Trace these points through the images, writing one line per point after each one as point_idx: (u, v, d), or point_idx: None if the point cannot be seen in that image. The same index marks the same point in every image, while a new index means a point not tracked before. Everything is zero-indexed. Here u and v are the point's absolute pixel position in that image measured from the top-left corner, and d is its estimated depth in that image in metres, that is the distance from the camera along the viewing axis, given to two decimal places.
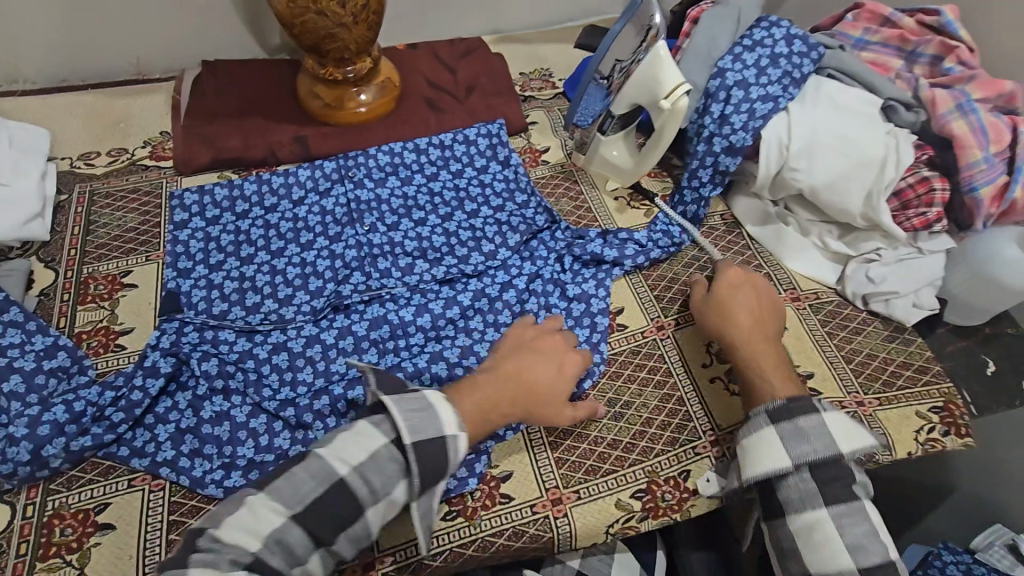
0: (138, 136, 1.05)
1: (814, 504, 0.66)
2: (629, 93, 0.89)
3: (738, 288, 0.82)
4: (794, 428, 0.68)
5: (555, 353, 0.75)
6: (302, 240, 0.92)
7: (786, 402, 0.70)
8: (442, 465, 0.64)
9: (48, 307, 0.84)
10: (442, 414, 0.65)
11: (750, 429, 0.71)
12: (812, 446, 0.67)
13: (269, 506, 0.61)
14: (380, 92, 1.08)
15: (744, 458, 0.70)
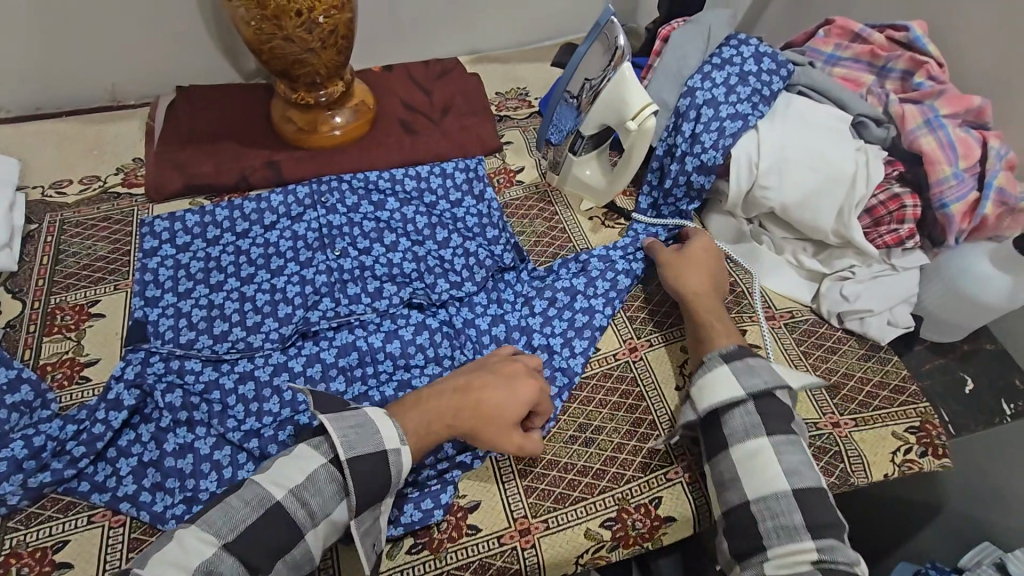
0: (111, 163, 1.05)
1: (756, 433, 0.69)
2: (598, 114, 0.89)
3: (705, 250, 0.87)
4: (746, 365, 0.73)
5: (510, 369, 0.73)
6: (272, 266, 0.92)
7: (737, 348, 0.75)
8: (381, 481, 0.64)
9: (13, 339, 0.83)
10: (382, 429, 0.66)
11: (704, 370, 0.74)
12: (762, 378, 0.71)
13: (195, 536, 0.58)
14: (354, 115, 1.08)
15: (699, 394, 0.73)
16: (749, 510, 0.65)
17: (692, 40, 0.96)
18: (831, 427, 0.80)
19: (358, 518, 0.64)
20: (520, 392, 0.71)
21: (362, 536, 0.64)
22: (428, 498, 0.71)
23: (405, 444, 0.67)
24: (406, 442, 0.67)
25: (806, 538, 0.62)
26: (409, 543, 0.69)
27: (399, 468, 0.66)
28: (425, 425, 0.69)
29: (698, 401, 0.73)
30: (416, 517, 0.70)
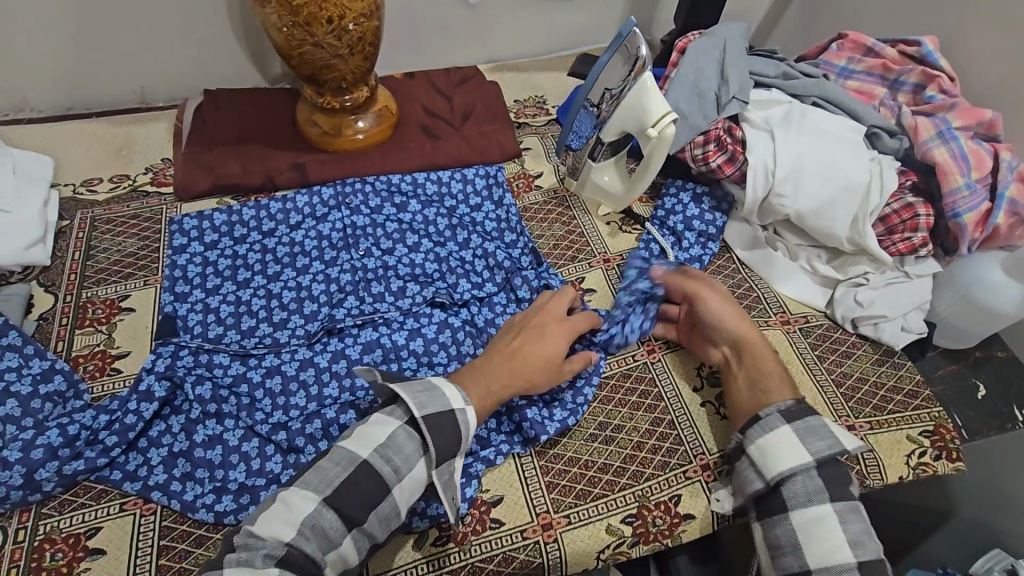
0: (140, 163, 1.08)
1: (819, 500, 0.66)
2: (618, 122, 0.91)
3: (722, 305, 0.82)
4: (807, 426, 0.70)
5: (557, 322, 0.80)
6: (298, 265, 0.94)
7: (795, 403, 0.73)
8: (456, 434, 0.67)
9: (46, 330, 0.85)
10: (445, 389, 0.68)
11: (760, 430, 0.71)
12: (827, 442, 0.69)
13: (301, 495, 0.61)
14: (377, 120, 1.11)
15: (760, 456, 0.70)
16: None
17: (708, 50, 1.00)
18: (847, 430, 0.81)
19: (440, 468, 0.66)
20: (558, 340, 0.78)
21: (444, 488, 0.66)
22: None
23: (469, 405, 0.69)
24: (470, 403, 0.69)
25: None
26: (434, 535, 0.70)
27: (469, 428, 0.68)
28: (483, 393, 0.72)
29: (760, 465, 0.70)
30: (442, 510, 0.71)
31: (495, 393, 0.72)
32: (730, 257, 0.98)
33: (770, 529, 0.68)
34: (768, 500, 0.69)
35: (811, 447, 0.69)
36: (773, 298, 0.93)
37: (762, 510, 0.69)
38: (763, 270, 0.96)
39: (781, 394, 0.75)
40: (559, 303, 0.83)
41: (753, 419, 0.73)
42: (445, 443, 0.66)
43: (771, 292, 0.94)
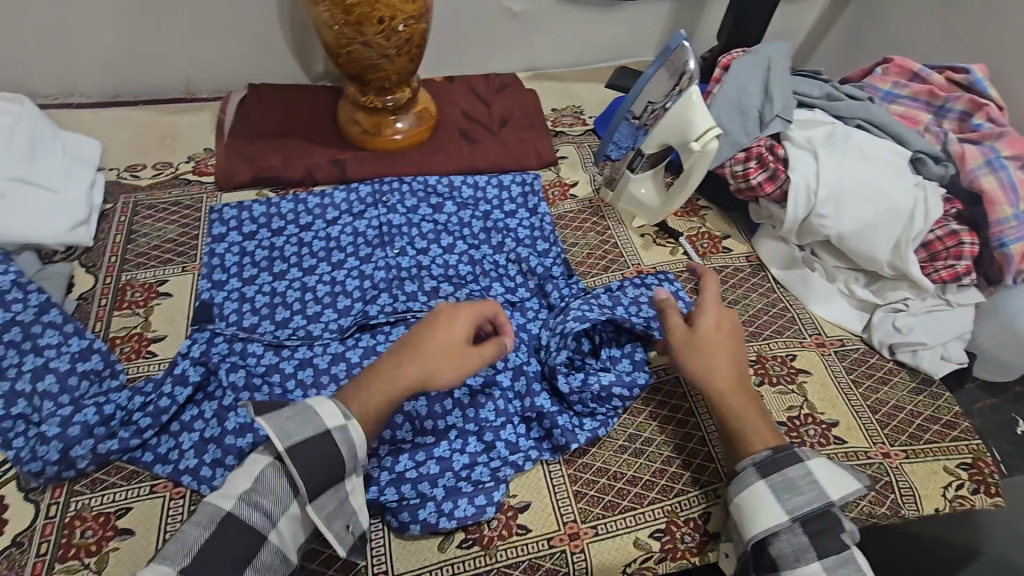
0: (184, 152, 1.09)
1: (807, 560, 0.63)
2: (661, 135, 0.91)
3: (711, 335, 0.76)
4: (783, 479, 0.66)
5: (448, 316, 0.71)
6: (333, 259, 0.94)
7: (771, 452, 0.68)
8: (337, 458, 0.63)
9: (86, 310, 0.86)
10: (322, 412, 0.64)
11: (739, 485, 0.68)
12: (806, 497, 0.65)
13: (156, 569, 0.56)
14: (417, 121, 1.12)
15: (739, 515, 0.67)
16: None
17: (753, 68, 1.00)
18: (882, 457, 0.80)
19: (317, 504, 0.62)
20: (457, 329, 0.70)
21: (332, 521, 0.63)
22: (481, 494, 0.72)
23: (351, 418, 0.64)
24: (352, 416, 0.65)
25: None
26: (460, 537, 0.70)
27: (353, 446, 0.64)
28: (373, 402, 0.66)
29: (741, 524, 0.67)
30: (469, 512, 0.70)
31: (387, 398, 0.66)
32: (765, 275, 0.98)
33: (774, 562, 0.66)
34: (757, 560, 0.66)
35: (789, 504, 0.65)
36: (809, 319, 0.92)
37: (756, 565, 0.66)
38: (798, 291, 0.95)
39: (760, 440, 0.70)
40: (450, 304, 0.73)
41: (732, 473, 0.70)
42: (313, 474, 0.62)
43: (807, 314, 0.93)
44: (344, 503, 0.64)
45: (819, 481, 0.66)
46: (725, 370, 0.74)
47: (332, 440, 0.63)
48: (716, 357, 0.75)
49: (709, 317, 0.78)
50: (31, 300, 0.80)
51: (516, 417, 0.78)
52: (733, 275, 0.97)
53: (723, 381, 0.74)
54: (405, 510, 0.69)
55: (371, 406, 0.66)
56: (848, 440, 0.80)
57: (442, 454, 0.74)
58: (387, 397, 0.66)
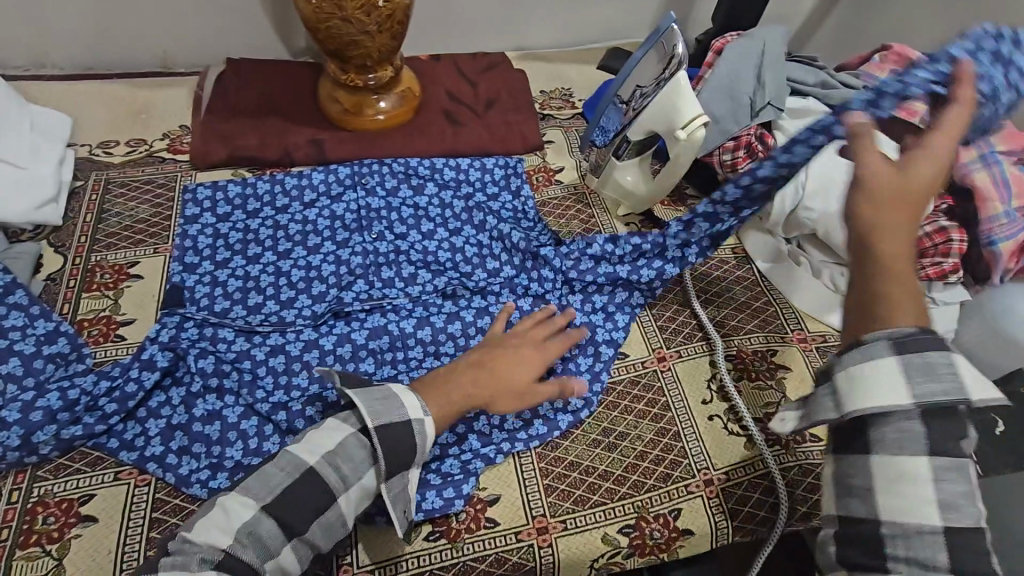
0: (158, 128, 1.06)
1: (914, 450, 0.47)
2: (646, 122, 0.88)
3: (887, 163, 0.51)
4: (925, 362, 0.48)
5: (525, 352, 0.75)
6: (309, 244, 0.92)
7: (920, 330, 0.49)
8: (415, 446, 0.63)
9: (53, 291, 0.84)
10: (404, 399, 0.64)
11: (858, 356, 0.50)
12: (943, 386, 0.48)
13: (238, 500, 0.57)
14: (399, 101, 1.08)
15: (847, 386, 0.51)
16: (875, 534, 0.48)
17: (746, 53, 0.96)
18: None
19: (390, 482, 0.63)
20: (529, 368, 0.74)
21: (394, 502, 0.63)
22: (450, 487, 0.71)
23: (428, 414, 0.65)
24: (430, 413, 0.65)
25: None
26: (427, 529, 0.69)
27: (425, 437, 0.64)
28: (447, 406, 0.68)
29: (845, 396, 0.51)
30: (436, 505, 0.70)
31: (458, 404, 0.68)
32: (751, 268, 0.96)
33: None
34: (841, 439, 0.52)
35: (920, 389, 0.48)
36: (791, 314, 0.91)
37: None
38: (782, 286, 0.94)
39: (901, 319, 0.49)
40: (527, 329, 0.78)
41: (853, 343, 0.51)
42: (393, 454, 0.62)
43: (789, 308, 0.92)
44: (410, 487, 0.64)
45: (962, 374, 0.48)
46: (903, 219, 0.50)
47: (408, 426, 0.63)
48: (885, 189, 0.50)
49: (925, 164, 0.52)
50: None
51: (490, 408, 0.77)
52: (719, 266, 0.96)
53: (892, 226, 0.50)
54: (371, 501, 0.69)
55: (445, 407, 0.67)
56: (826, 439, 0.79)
57: None
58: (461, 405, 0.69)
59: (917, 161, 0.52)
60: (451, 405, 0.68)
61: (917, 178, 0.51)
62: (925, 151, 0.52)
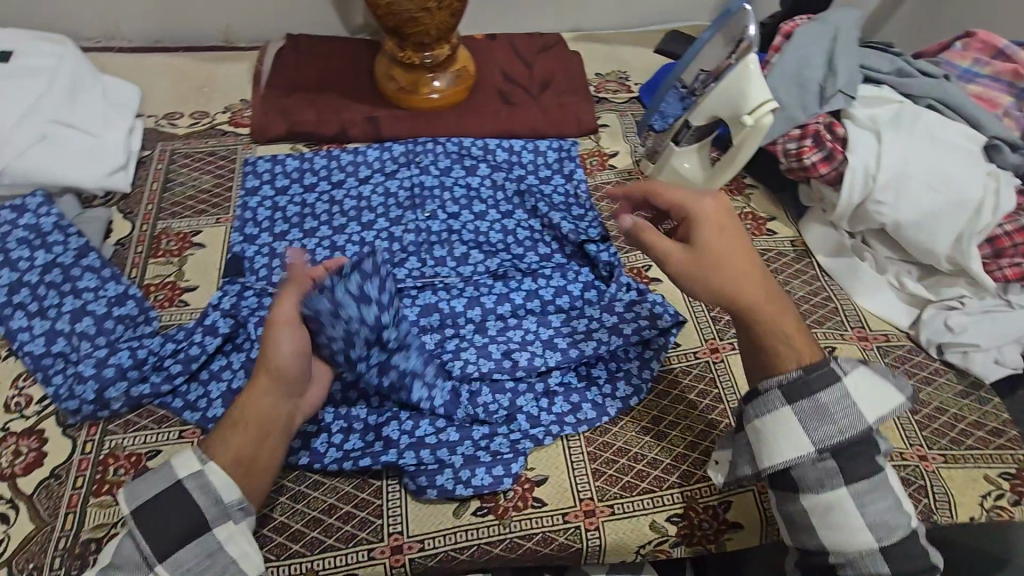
0: (220, 101, 1.09)
1: (830, 485, 0.61)
2: (710, 106, 0.85)
3: (718, 241, 0.66)
4: (814, 406, 0.62)
5: (278, 319, 0.68)
6: (363, 220, 0.93)
7: (800, 375, 0.63)
8: (198, 507, 0.60)
9: (122, 256, 0.88)
10: (177, 460, 0.61)
11: (760, 409, 0.64)
12: (834, 425, 0.62)
13: None
14: (455, 80, 1.08)
15: (759, 440, 0.64)
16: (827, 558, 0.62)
17: (817, 38, 0.93)
18: (918, 459, 0.76)
19: (172, 563, 0.58)
20: (286, 335, 0.67)
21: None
22: (499, 465, 0.72)
23: (208, 462, 0.61)
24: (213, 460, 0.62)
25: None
26: (475, 505, 0.70)
27: (210, 491, 0.60)
28: (234, 443, 0.63)
29: (760, 452, 0.64)
30: (486, 482, 0.70)
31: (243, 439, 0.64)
32: (810, 262, 0.93)
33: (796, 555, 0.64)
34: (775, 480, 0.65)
35: (816, 433, 0.62)
36: (852, 311, 0.88)
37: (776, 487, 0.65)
38: (845, 281, 0.90)
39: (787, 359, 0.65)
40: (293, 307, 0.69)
41: (752, 392, 0.66)
42: (165, 530, 0.59)
43: (850, 305, 0.89)
44: (212, 557, 0.59)
45: (857, 404, 0.62)
46: (758, 287, 0.65)
47: (205, 496, 0.60)
48: (735, 270, 0.65)
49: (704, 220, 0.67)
50: (71, 243, 0.84)
51: (539, 390, 0.78)
52: (777, 259, 0.93)
53: (757, 298, 0.65)
54: (422, 474, 0.70)
55: (237, 444, 0.63)
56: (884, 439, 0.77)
57: (463, 422, 0.74)
58: (248, 418, 0.65)
59: (719, 240, 0.66)
60: (256, 440, 0.64)
61: (715, 245, 0.66)
62: (716, 229, 0.66)
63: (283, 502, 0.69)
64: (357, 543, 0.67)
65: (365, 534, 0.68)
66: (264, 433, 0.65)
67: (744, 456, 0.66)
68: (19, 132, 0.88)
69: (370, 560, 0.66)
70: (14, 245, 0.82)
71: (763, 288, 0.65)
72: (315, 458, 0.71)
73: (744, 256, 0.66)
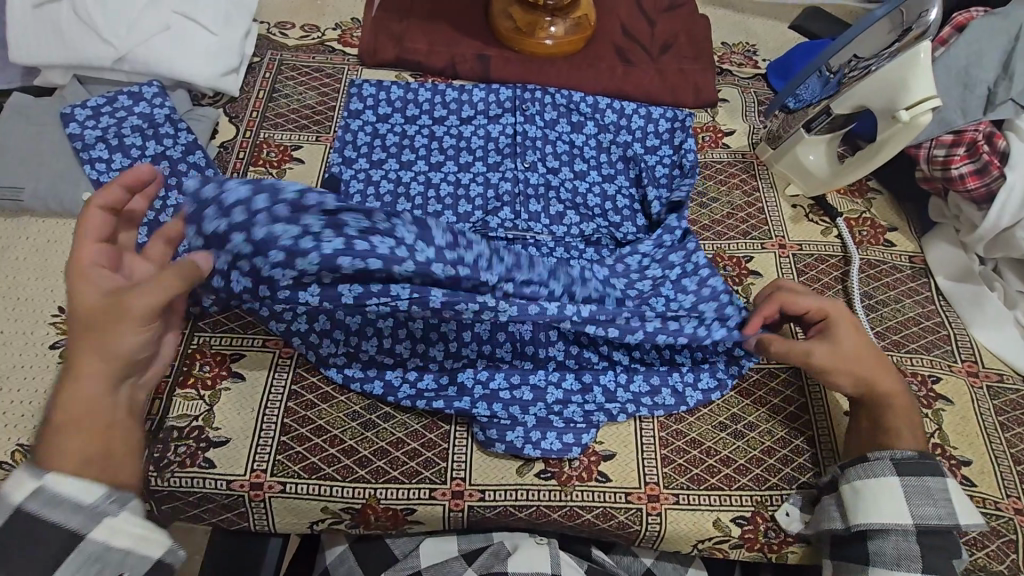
0: (331, 18, 1.07)
1: (907, 567, 0.61)
2: (862, 94, 0.77)
3: (848, 331, 0.70)
4: (921, 486, 0.63)
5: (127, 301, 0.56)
6: (460, 160, 0.91)
7: (916, 454, 0.65)
8: (58, 524, 0.51)
9: (225, 159, 0.89)
10: (9, 489, 0.51)
11: (865, 472, 0.65)
12: (937, 510, 0.63)
13: None
14: (574, 28, 1.02)
15: (853, 500, 0.64)
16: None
17: (995, 34, 0.83)
18: (1012, 512, 0.70)
19: None
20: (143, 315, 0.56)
21: None
22: (571, 433, 0.70)
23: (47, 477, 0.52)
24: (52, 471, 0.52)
25: None
26: (540, 467, 0.70)
27: (67, 500, 0.52)
28: (70, 443, 0.54)
29: (850, 511, 0.64)
30: (554, 447, 0.69)
31: (78, 434, 0.54)
32: (928, 282, 0.86)
33: None
34: (847, 545, 0.65)
35: (917, 510, 0.63)
36: (967, 343, 0.81)
37: (838, 552, 0.65)
38: (964, 309, 0.83)
39: (900, 439, 0.67)
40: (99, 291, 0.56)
41: (860, 458, 0.67)
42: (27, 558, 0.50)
43: (966, 336, 0.82)
44: (100, 560, 0.53)
45: (953, 500, 0.64)
46: (880, 377, 0.68)
47: (62, 509, 0.51)
48: (859, 357, 0.69)
49: (838, 316, 0.71)
50: (180, 138, 0.85)
51: (618, 365, 0.75)
52: (891, 273, 0.86)
53: (879, 386, 0.68)
54: (494, 427, 0.69)
55: (72, 450, 0.53)
56: (978, 484, 0.72)
57: (537, 382, 0.72)
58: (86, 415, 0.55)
59: (847, 335, 0.70)
60: (106, 431, 0.56)
61: (847, 336, 0.69)
62: (845, 324, 0.70)
63: (353, 426, 0.70)
64: (420, 480, 0.68)
65: (429, 474, 0.68)
66: (105, 420, 0.56)
67: (824, 509, 0.67)
68: (144, 20, 0.88)
69: (431, 499, 0.67)
70: (128, 131, 0.84)
71: (882, 377, 0.68)
72: (390, 390, 0.72)
73: (872, 351, 0.70)
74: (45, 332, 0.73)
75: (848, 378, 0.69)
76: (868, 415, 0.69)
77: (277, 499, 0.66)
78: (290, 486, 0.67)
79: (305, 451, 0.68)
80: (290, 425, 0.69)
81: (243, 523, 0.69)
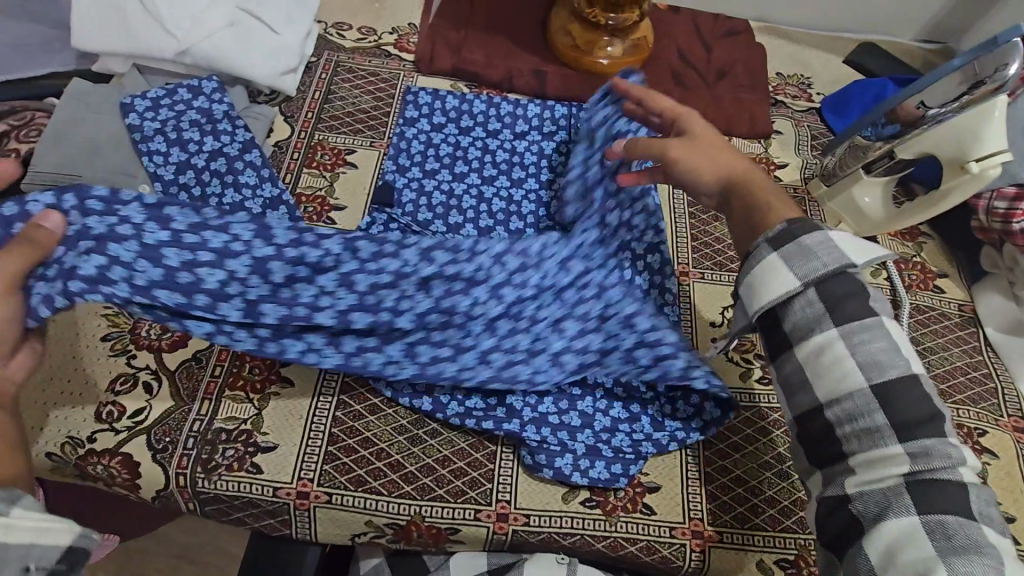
0: (388, 21, 1.06)
1: (822, 329, 0.56)
2: (929, 142, 0.76)
3: (709, 130, 0.70)
4: (799, 247, 0.57)
5: None
6: (513, 176, 0.90)
7: (786, 224, 0.59)
8: None
9: (279, 159, 0.88)
10: None
11: (748, 266, 0.60)
12: (823, 261, 0.56)
13: None
14: (632, 49, 1.02)
15: (749, 292, 0.59)
16: (824, 416, 0.55)
17: None
18: None
19: None
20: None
21: None
22: (618, 463, 0.70)
23: None
24: None
25: (891, 443, 0.52)
26: (584, 495, 0.69)
27: None
28: None
29: (749, 300, 0.60)
30: (602, 476, 0.69)
31: None
32: (977, 332, 0.85)
33: (809, 362, 0.57)
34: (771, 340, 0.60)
35: (804, 269, 0.57)
36: (1014, 397, 0.80)
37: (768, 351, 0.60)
38: (1013, 361, 0.82)
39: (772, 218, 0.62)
40: None
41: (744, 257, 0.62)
42: None
43: (1013, 390, 0.81)
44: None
45: (841, 248, 0.57)
46: (734, 159, 0.67)
47: None
48: (714, 146, 0.67)
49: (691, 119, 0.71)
50: (237, 135, 0.84)
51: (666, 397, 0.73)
52: (938, 319, 0.85)
53: (735, 169, 0.67)
54: (543, 452, 0.69)
55: None
56: None
57: (585, 409, 0.72)
58: None
59: (704, 130, 0.69)
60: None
61: (708, 132, 0.69)
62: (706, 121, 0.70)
63: (400, 441, 0.70)
64: (465, 501, 0.68)
65: (474, 495, 0.68)
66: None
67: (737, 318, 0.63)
68: (209, 15, 0.88)
69: (475, 520, 0.67)
70: (186, 125, 0.83)
71: (736, 160, 0.67)
72: (438, 407, 0.71)
73: (729, 146, 0.69)
74: (97, 323, 0.72)
75: (710, 169, 0.67)
76: (739, 204, 0.65)
77: (321, 509, 0.66)
78: (335, 497, 0.66)
79: (352, 462, 0.68)
80: (338, 435, 0.69)
81: (285, 531, 0.69)
